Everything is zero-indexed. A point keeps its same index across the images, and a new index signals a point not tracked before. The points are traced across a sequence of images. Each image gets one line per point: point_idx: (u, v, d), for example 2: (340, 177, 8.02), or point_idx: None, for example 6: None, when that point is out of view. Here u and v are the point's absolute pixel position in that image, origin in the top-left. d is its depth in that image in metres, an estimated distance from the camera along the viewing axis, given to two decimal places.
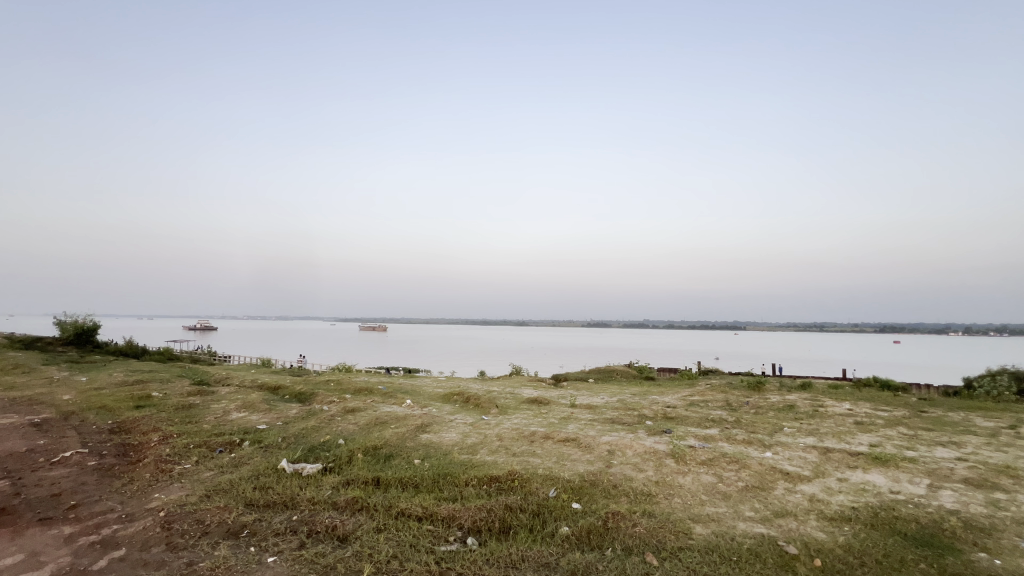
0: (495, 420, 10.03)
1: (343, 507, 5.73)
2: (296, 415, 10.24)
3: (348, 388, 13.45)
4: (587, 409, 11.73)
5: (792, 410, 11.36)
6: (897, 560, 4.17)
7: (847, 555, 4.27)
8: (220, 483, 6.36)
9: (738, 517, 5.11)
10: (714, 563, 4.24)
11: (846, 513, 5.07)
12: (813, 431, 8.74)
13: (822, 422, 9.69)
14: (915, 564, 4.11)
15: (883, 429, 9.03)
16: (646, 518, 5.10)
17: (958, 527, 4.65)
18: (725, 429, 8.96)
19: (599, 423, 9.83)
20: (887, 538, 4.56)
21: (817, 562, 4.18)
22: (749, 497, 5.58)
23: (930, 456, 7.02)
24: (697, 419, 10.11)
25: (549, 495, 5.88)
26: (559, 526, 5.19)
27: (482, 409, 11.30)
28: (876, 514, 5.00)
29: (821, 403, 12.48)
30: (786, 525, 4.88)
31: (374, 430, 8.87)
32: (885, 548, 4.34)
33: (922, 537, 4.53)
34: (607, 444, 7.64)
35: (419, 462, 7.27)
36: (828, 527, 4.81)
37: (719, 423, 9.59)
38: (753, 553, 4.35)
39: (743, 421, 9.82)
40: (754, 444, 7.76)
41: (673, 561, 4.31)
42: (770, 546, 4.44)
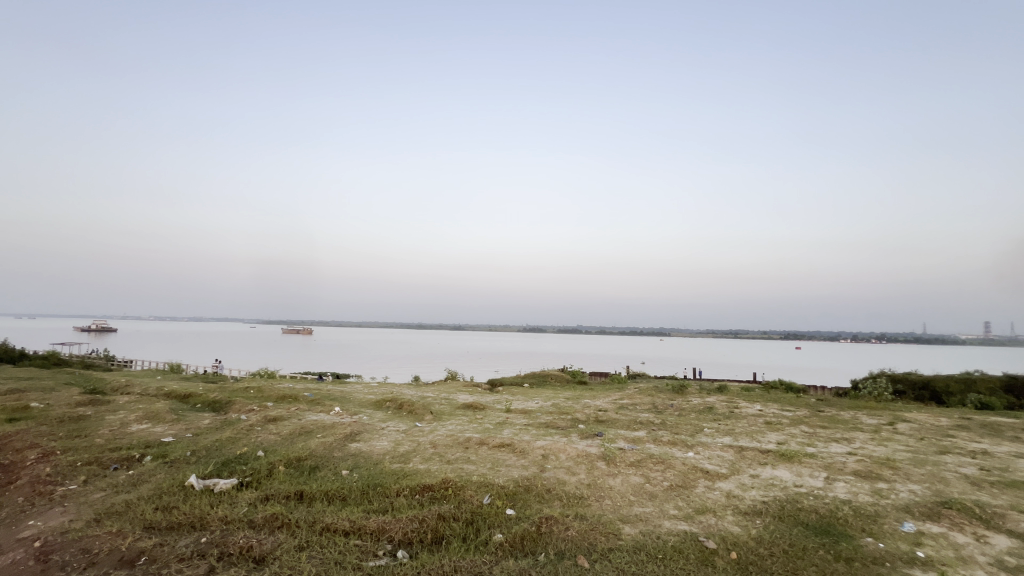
0: (429, 427, 9.81)
1: (260, 525, 5.30)
2: (209, 426, 9.38)
3: (271, 396, 12.57)
4: (522, 413, 11.81)
5: (711, 411, 12.16)
6: (800, 548, 4.55)
7: (758, 546, 4.60)
8: (114, 506, 5.65)
9: (663, 516, 5.35)
10: (642, 561, 4.39)
11: (758, 507, 5.48)
12: (729, 431, 9.40)
13: (737, 423, 10.46)
14: (814, 550, 4.51)
15: (789, 428, 9.92)
16: (577, 521, 5.19)
17: (850, 515, 5.19)
18: (651, 431, 9.40)
19: (533, 427, 9.92)
20: (792, 528, 4.97)
21: (733, 555, 4.46)
22: (673, 496, 5.87)
23: (827, 452, 7.80)
24: (626, 422, 10.51)
25: (483, 502, 5.82)
26: (492, 533, 5.15)
27: (416, 415, 11.02)
28: (783, 507, 5.45)
29: (735, 405, 13.47)
30: (706, 521, 5.18)
31: (298, 441, 8.33)
32: (790, 538, 4.73)
33: (821, 526, 4.99)
34: (541, 448, 7.73)
35: (347, 473, 6.91)
36: (742, 521, 5.17)
37: (647, 425, 10.05)
38: (677, 550, 4.56)
39: (668, 423, 10.37)
40: (677, 445, 8.20)
41: (603, 562, 4.42)
42: (692, 542, 4.69)
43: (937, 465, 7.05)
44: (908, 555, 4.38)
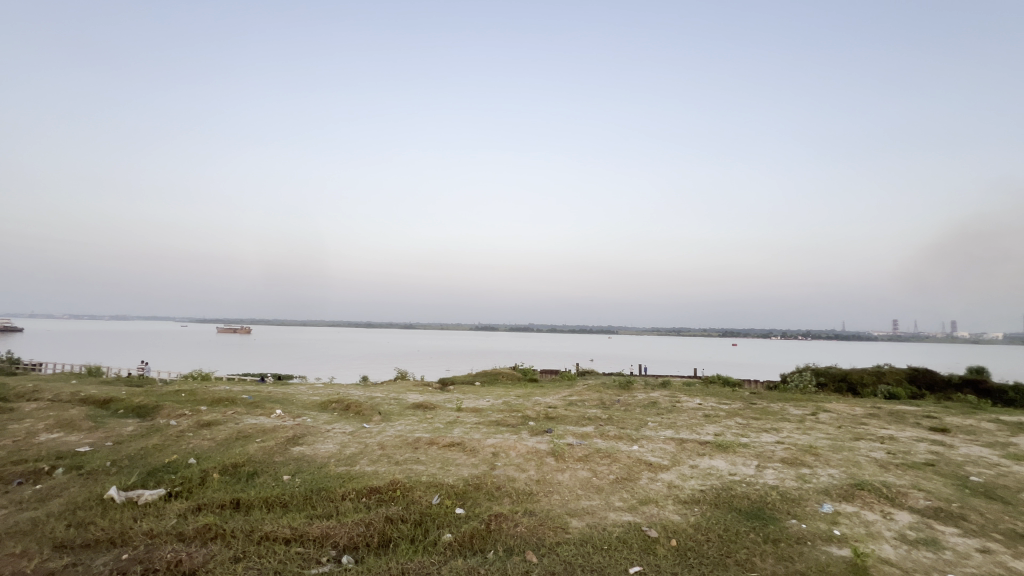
0: (378, 428, 9.57)
1: (191, 537, 4.96)
2: (132, 433, 8.66)
3: (204, 399, 11.77)
4: (473, 412, 11.78)
5: (655, 406, 12.69)
6: (733, 532, 4.85)
7: (695, 533, 4.86)
8: (18, 525, 5.09)
9: (609, 508, 5.52)
10: (588, 553, 4.51)
11: (696, 496, 5.78)
12: (671, 425, 9.85)
13: (678, 416, 10.96)
14: (745, 534, 4.82)
15: (725, 420, 10.52)
16: (526, 517, 5.26)
17: (777, 499, 5.59)
18: (598, 426, 9.67)
19: (484, 425, 9.93)
20: (726, 514, 5.29)
21: (673, 542, 4.68)
22: (619, 488, 6.07)
23: (758, 441, 8.36)
24: (575, 418, 10.75)
25: (432, 502, 5.76)
26: (441, 533, 5.11)
27: (363, 416, 10.71)
28: (719, 495, 5.79)
29: (677, 399, 14.13)
30: (649, 511, 5.40)
31: (235, 446, 7.87)
32: (725, 524, 5.03)
33: (752, 511, 5.34)
34: (491, 446, 7.74)
35: (289, 478, 6.62)
36: (682, 509, 5.43)
37: (595, 421, 10.33)
38: (621, 540, 4.73)
39: (615, 418, 10.70)
40: (623, 439, 8.49)
41: (551, 556, 4.49)
42: (635, 532, 4.87)
43: (852, 451, 7.73)
44: (826, 534, 4.78)
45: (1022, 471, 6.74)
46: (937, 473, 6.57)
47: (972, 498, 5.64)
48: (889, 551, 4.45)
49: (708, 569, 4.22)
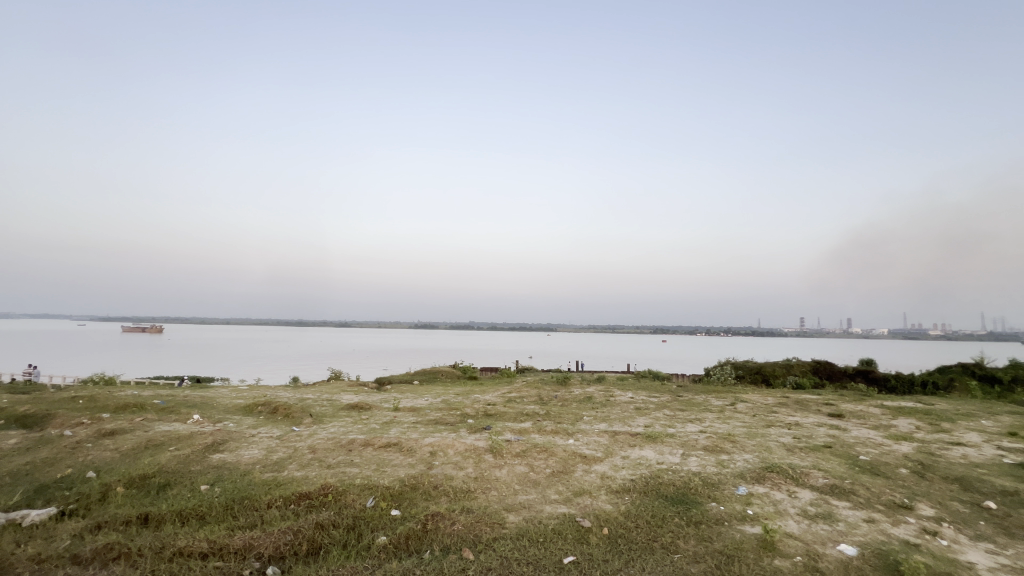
0: (308, 431, 9.13)
1: (89, 559, 4.45)
2: (16, 447, 7.63)
3: (106, 406, 10.61)
4: (410, 412, 11.55)
5: (590, 400, 13.14)
6: (660, 518, 5.14)
7: (625, 520, 5.09)
8: None
9: (545, 501, 5.64)
10: (524, 547, 4.59)
11: (627, 485, 6.07)
12: (605, 418, 10.25)
13: (612, 410, 11.43)
14: (671, 518, 5.13)
15: (654, 412, 11.12)
16: (464, 515, 5.25)
17: (699, 484, 5.99)
18: (536, 422, 9.84)
19: (421, 424, 9.78)
20: (654, 501, 5.59)
21: (605, 531, 4.88)
22: (554, 481, 6.23)
23: (684, 431, 8.90)
24: (514, 414, 10.87)
25: (366, 505, 5.59)
26: (376, 536, 4.98)
27: (292, 419, 10.16)
28: (647, 482, 6.11)
29: (611, 393, 14.72)
30: (583, 502, 5.59)
31: (144, 456, 7.17)
32: (652, 510, 5.32)
33: (677, 496, 5.69)
34: (429, 446, 7.64)
35: (207, 487, 6.14)
36: (614, 499, 5.67)
37: (532, 417, 10.49)
38: (556, 531, 4.86)
39: (552, 413, 10.95)
40: (560, 433, 8.70)
41: (487, 552, 4.52)
42: (570, 523, 5.01)
43: (764, 437, 8.45)
44: (741, 514, 5.19)
45: (900, 449, 7.71)
46: (834, 454, 7.34)
47: (861, 475, 6.37)
48: (793, 526, 4.92)
49: (637, 554, 4.44)
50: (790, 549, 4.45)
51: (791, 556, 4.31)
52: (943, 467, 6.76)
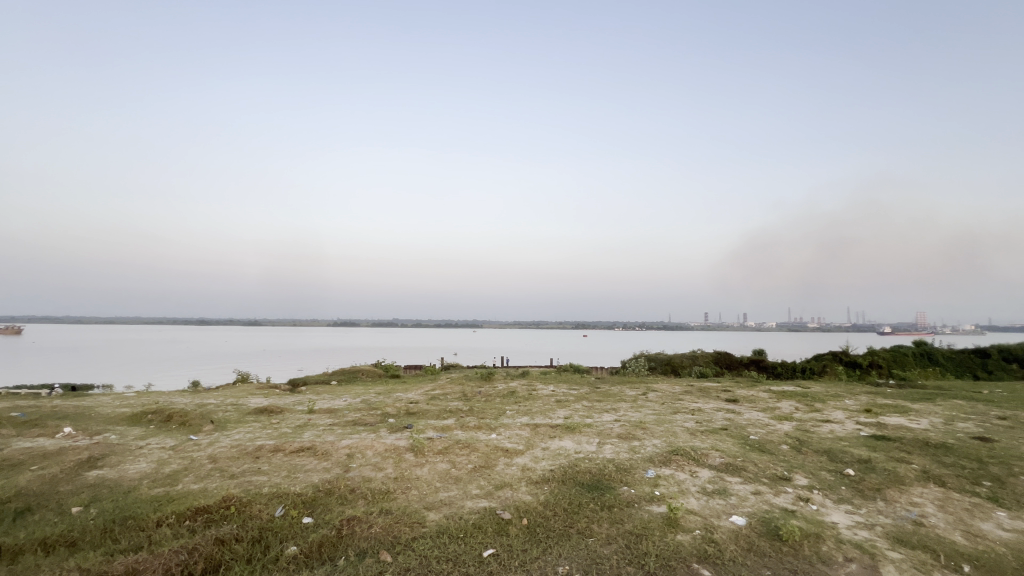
0: (208, 439, 8.33)
1: None
2: None
3: None
4: (327, 413, 10.97)
5: (513, 395, 13.37)
6: (576, 505, 5.35)
7: (544, 509, 5.25)
8: None
9: (466, 497, 5.65)
10: (444, 544, 4.56)
11: (546, 475, 6.26)
12: (527, 412, 10.48)
13: (533, 403, 11.70)
14: (586, 504, 5.37)
15: (573, 404, 11.56)
16: (382, 517, 5.10)
17: (613, 470, 6.34)
18: (459, 418, 9.81)
19: (338, 426, 9.34)
20: (571, 489, 5.81)
21: (524, 521, 4.99)
22: (476, 477, 6.25)
23: (600, 421, 9.35)
24: (436, 412, 10.74)
25: (274, 515, 5.22)
26: (285, 546, 4.67)
27: (190, 427, 9.21)
28: (565, 472, 6.34)
29: (533, 387, 15.09)
30: (504, 494, 5.68)
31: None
32: (569, 498, 5.53)
33: (592, 483, 5.98)
34: (346, 448, 7.33)
35: (81, 509, 5.38)
36: (533, 489, 5.82)
37: (456, 413, 10.44)
38: (476, 526, 4.88)
39: (475, 409, 10.98)
40: (482, 428, 8.74)
41: (406, 553, 4.43)
42: (490, 517, 5.06)
43: (670, 423, 9.13)
44: (649, 495, 5.57)
45: (782, 428, 8.72)
46: (729, 435, 8.13)
47: (750, 453, 7.11)
48: (693, 503, 5.37)
49: (554, 541, 4.59)
50: (690, 524, 4.86)
51: (691, 531, 4.71)
52: (815, 442, 7.76)
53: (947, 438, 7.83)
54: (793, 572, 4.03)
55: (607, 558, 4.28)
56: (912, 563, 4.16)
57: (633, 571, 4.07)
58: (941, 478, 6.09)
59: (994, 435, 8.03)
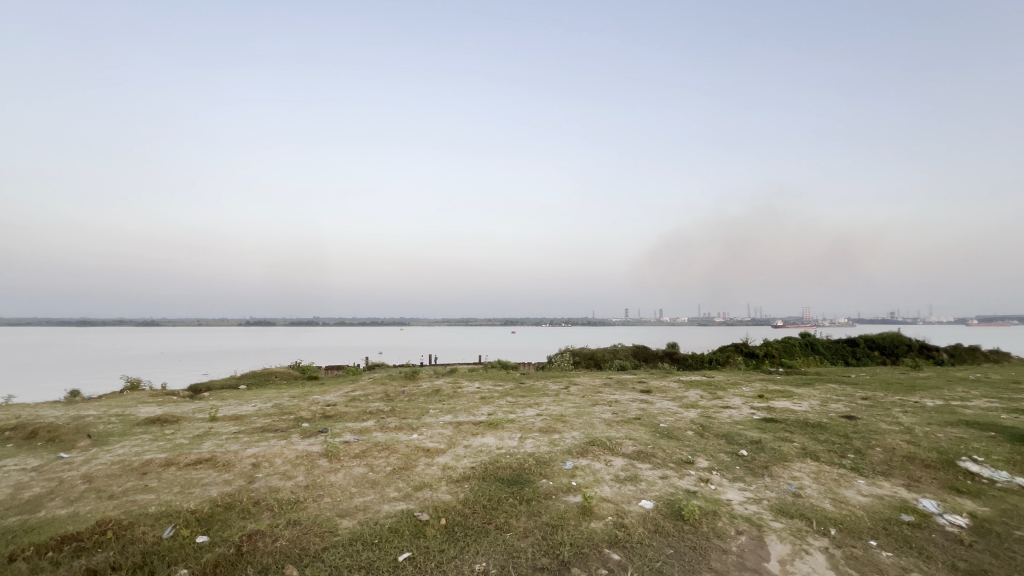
0: (83, 456, 7.30)
1: None
2: None
3: None
4: (231, 420, 10.09)
5: (437, 393, 13.18)
6: (495, 500, 5.38)
7: (463, 508, 5.21)
8: None
9: (383, 500, 5.45)
10: (357, 551, 4.37)
11: (467, 473, 6.23)
12: (451, 410, 10.37)
13: (458, 401, 11.61)
14: (504, 499, 5.41)
15: (497, 400, 11.63)
16: (289, 529, 4.77)
17: (533, 464, 6.45)
18: (379, 420, 9.47)
19: (244, 434, 8.62)
20: (491, 485, 5.83)
21: (442, 521, 4.92)
22: (394, 479, 6.06)
23: (523, 416, 9.49)
24: (355, 414, 10.28)
25: (161, 537, 4.69)
26: (173, 570, 4.22)
27: (60, 443, 8.02)
28: (486, 468, 6.35)
29: (459, 385, 14.98)
30: (423, 496, 5.56)
31: None
32: (488, 494, 5.54)
33: (512, 477, 6.04)
34: (252, 457, 6.79)
35: None
36: (453, 488, 5.76)
37: (376, 415, 10.07)
38: (392, 530, 4.73)
39: (397, 409, 10.67)
40: (403, 429, 8.52)
41: (315, 565, 4.18)
42: (407, 520, 4.93)
43: (589, 415, 9.50)
44: (566, 486, 5.73)
45: (688, 415, 9.41)
46: (642, 424, 8.62)
47: (660, 440, 7.58)
48: (607, 490, 5.62)
49: (471, 539, 4.57)
50: (603, 511, 5.08)
51: (604, 517, 4.91)
52: (716, 426, 8.47)
53: (823, 418, 8.91)
54: (692, 548, 4.34)
55: (524, 551, 4.34)
56: (790, 530, 4.67)
57: (548, 562, 4.16)
58: (816, 453, 6.91)
59: (858, 413, 9.28)
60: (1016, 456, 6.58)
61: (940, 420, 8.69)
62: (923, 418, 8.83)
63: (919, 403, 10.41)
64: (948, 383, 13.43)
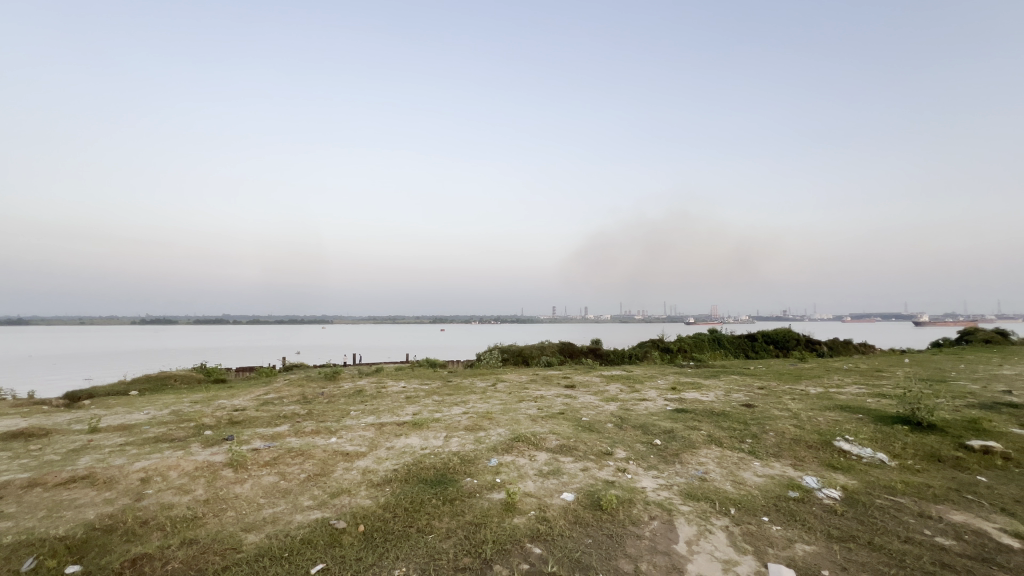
0: None
1: None
2: None
3: None
4: (117, 431, 8.93)
5: (360, 394, 12.66)
6: (417, 503, 5.24)
7: (383, 512, 5.02)
8: None
9: (295, 510, 5.10)
10: (264, 567, 4.04)
11: (388, 476, 6.01)
12: (373, 411, 9.99)
13: (381, 401, 11.22)
14: (427, 500, 5.29)
15: (423, 399, 11.39)
16: (184, 550, 4.30)
17: (458, 463, 6.38)
18: (294, 424, 8.88)
19: (132, 446, 7.66)
20: (413, 487, 5.68)
21: (361, 528, 4.70)
22: (310, 486, 5.70)
23: (449, 414, 9.38)
24: (267, 418, 9.55)
25: (19, 571, 4.01)
26: None
27: None
28: (409, 470, 6.18)
29: (383, 384, 14.50)
30: (340, 502, 5.28)
31: None
32: (410, 497, 5.39)
33: (435, 478, 5.93)
34: (141, 471, 6.06)
35: None
36: (373, 493, 5.53)
37: (291, 418, 9.45)
38: (305, 541, 4.43)
39: (314, 412, 10.08)
40: (320, 433, 8.05)
41: None
42: (321, 529, 4.64)
43: (515, 411, 9.60)
44: (490, 484, 5.73)
45: (609, 408, 9.84)
46: (565, 419, 8.87)
47: (582, 433, 7.84)
48: (530, 485, 5.70)
49: (392, 544, 4.41)
50: (526, 505, 5.14)
51: (527, 512, 4.97)
52: (633, 418, 8.94)
53: (726, 407, 9.74)
54: (609, 536, 4.52)
55: (446, 552, 4.26)
56: (697, 512, 5.03)
57: (470, 561, 4.13)
58: (720, 440, 7.51)
59: (756, 402, 10.26)
60: (878, 434, 7.63)
61: (820, 405, 9.86)
62: (807, 404, 9.95)
63: (804, 391, 11.73)
64: (827, 372, 15.30)
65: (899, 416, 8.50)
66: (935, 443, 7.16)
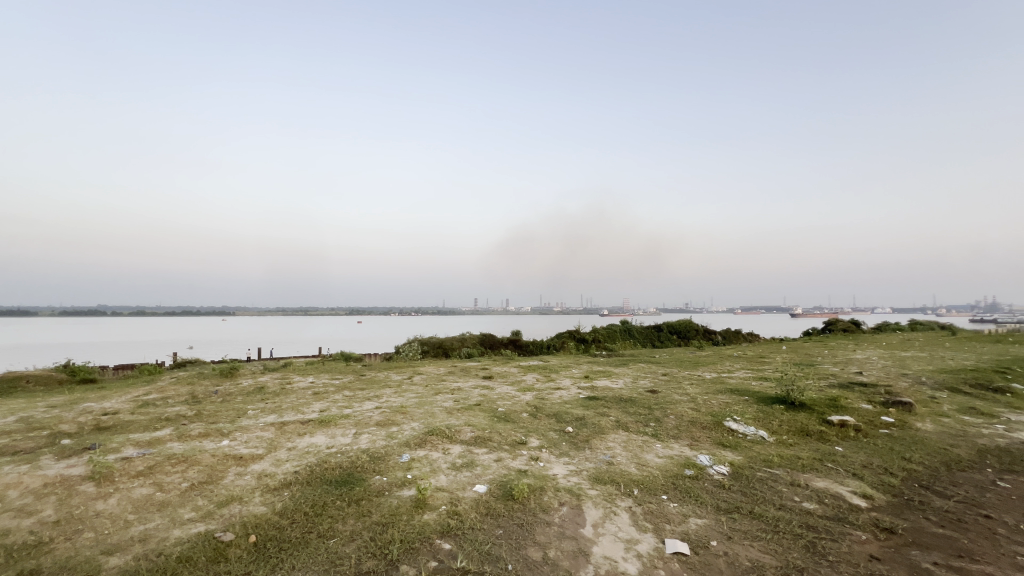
0: None
1: None
2: None
3: None
4: None
5: (261, 391, 11.66)
6: (320, 506, 4.88)
7: (279, 519, 4.60)
8: None
9: (173, 525, 4.51)
10: None
11: (287, 479, 5.55)
12: (274, 409, 9.21)
13: (285, 398, 10.40)
14: (332, 503, 4.94)
15: (332, 394, 10.75)
16: None
17: (368, 461, 6.07)
18: (178, 427, 7.90)
19: None
20: (316, 489, 5.29)
21: (251, 539, 4.26)
22: (192, 497, 5.08)
23: (360, 410, 8.91)
24: (144, 422, 8.41)
25: None
26: None
27: None
28: (311, 471, 5.75)
29: (288, 380, 13.48)
30: (228, 512, 4.75)
31: None
32: (312, 500, 5.00)
33: (341, 478, 5.57)
34: None
35: None
36: (268, 498, 5.07)
37: (175, 421, 8.41)
38: (183, 559, 3.94)
39: (204, 413, 9.06)
40: (209, 436, 7.25)
41: None
42: (203, 544, 4.14)
43: (430, 404, 9.38)
44: (401, 480, 5.51)
45: (524, 397, 9.97)
46: (481, 410, 8.83)
47: (497, 424, 7.84)
48: (442, 479, 5.57)
49: (287, 553, 4.06)
50: (437, 500, 5.01)
51: (438, 508, 4.84)
52: (548, 407, 9.13)
53: (633, 393, 10.31)
54: (519, 526, 4.54)
55: (349, 556, 4.01)
56: (603, 495, 5.23)
57: (375, 563, 3.91)
58: (626, 425, 7.92)
59: (659, 388, 10.98)
60: (760, 414, 8.51)
61: (713, 389, 10.81)
62: (703, 388, 10.86)
63: (702, 376, 12.77)
64: (720, 359, 16.88)
65: (777, 397, 9.57)
66: (804, 419, 8.14)
